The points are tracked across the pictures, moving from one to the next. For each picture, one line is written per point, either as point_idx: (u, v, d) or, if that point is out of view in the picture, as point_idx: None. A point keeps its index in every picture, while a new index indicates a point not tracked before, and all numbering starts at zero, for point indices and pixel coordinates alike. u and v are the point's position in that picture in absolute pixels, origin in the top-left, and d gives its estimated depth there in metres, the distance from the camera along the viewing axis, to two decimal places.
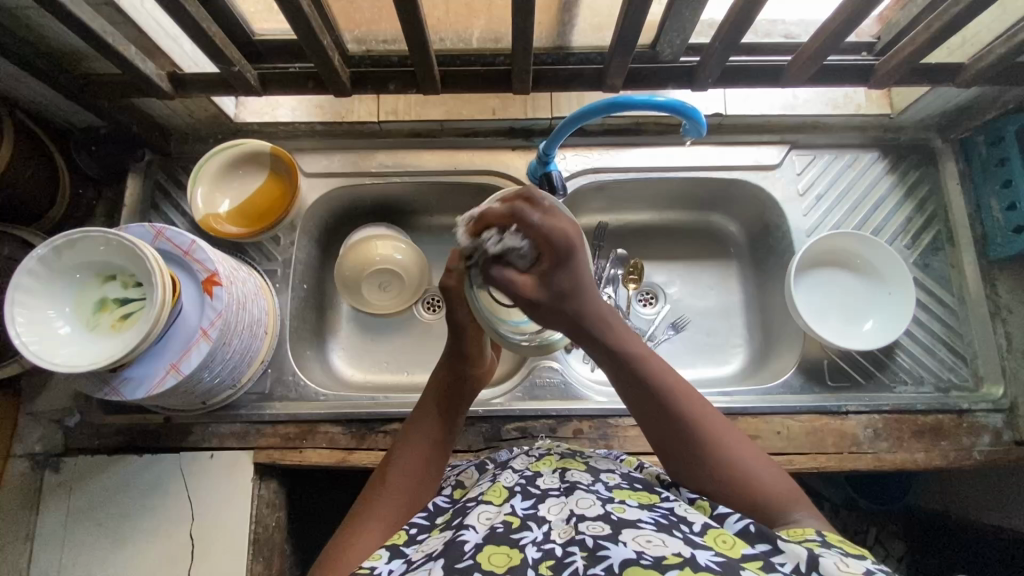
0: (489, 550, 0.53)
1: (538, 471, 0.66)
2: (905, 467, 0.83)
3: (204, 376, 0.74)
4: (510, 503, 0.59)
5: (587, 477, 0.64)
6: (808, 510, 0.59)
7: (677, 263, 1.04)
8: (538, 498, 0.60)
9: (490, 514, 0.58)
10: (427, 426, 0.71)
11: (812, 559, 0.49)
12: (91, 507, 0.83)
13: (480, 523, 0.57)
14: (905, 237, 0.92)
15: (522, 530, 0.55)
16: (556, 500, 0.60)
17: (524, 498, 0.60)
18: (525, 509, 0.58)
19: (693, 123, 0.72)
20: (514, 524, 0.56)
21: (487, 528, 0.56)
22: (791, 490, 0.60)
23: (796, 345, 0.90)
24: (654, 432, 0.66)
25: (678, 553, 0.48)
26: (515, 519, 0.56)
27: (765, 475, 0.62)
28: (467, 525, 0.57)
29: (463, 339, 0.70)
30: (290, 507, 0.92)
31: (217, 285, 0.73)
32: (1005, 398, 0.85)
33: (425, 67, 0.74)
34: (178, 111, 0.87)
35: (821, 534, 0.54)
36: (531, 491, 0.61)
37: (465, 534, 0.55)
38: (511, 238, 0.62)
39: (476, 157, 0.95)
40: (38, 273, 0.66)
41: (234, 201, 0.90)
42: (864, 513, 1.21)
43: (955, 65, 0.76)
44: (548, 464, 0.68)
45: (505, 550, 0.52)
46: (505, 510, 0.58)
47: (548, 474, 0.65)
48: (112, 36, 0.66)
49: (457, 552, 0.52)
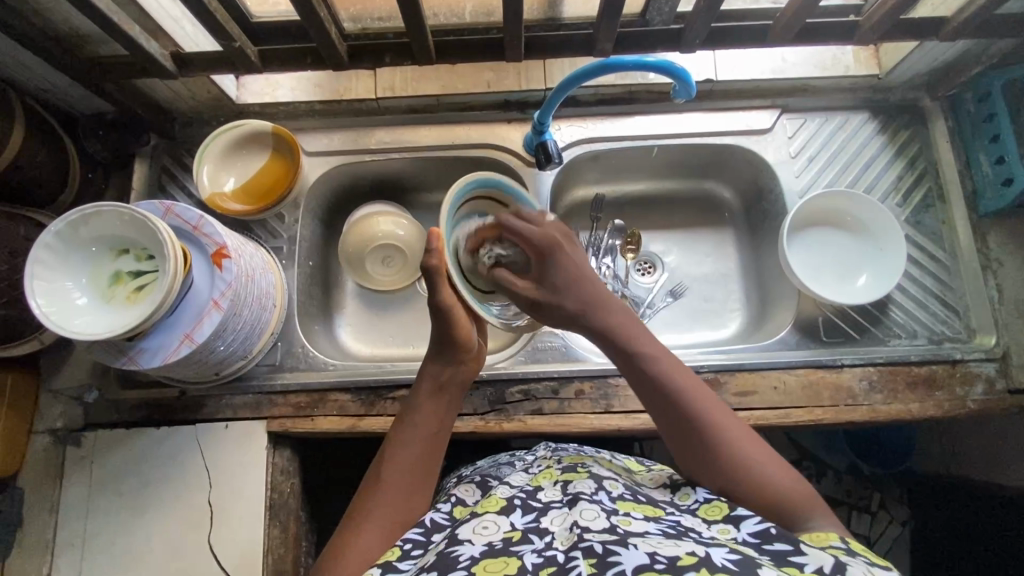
0: (487, 561, 0.52)
1: (539, 485, 0.66)
2: (901, 417, 0.84)
3: (218, 346, 0.77)
4: (509, 516, 0.59)
5: (591, 487, 0.61)
6: (828, 518, 0.58)
7: (674, 232, 1.06)
8: (539, 511, 0.60)
9: (487, 527, 0.58)
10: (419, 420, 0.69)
11: (837, 563, 0.48)
12: (110, 479, 0.86)
13: (478, 537, 0.56)
14: (897, 195, 0.94)
15: (523, 542, 0.55)
16: (558, 512, 0.59)
17: (524, 512, 0.60)
18: (526, 522, 0.58)
19: (682, 84, 0.74)
20: (514, 538, 0.56)
21: (485, 542, 0.55)
22: (805, 498, 0.59)
23: (792, 304, 0.93)
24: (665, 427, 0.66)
25: (692, 553, 0.49)
26: (515, 532, 0.56)
27: (779, 478, 0.60)
28: (464, 539, 0.56)
29: (445, 319, 0.71)
30: (303, 478, 0.94)
31: (225, 258, 0.75)
32: (998, 347, 0.86)
33: (420, 39, 0.76)
34: (182, 94, 0.90)
35: (845, 541, 0.54)
36: (532, 505, 0.61)
37: (461, 547, 0.54)
38: (500, 249, 0.77)
39: (473, 131, 0.97)
40: (55, 246, 0.68)
41: (238, 180, 0.93)
42: (867, 477, 1.22)
43: (939, 19, 0.78)
44: (549, 477, 0.68)
45: (503, 558, 0.52)
46: (504, 526, 0.58)
47: (549, 487, 0.65)
48: (117, 16, 0.68)
49: (451, 563, 0.52)
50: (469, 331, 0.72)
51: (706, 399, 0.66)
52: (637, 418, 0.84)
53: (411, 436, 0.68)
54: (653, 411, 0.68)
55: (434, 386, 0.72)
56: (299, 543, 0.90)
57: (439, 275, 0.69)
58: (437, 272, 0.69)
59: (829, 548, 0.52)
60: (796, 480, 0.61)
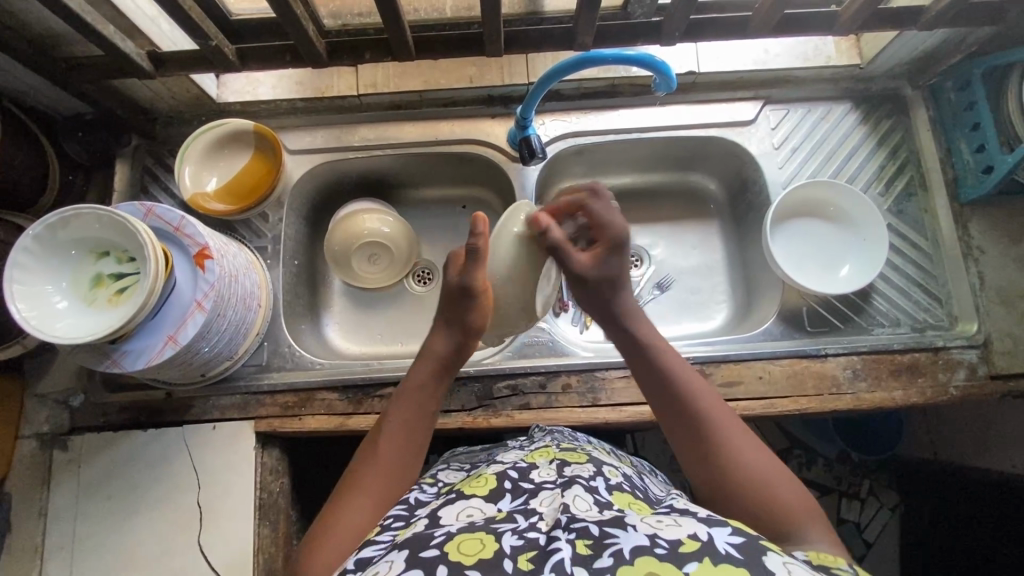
0: (462, 539, 0.51)
1: (534, 463, 0.67)
2: (884, 405, 0.85)
3: (203, 348, 0.77)
4: (497, 502, 0.58)
5: (588, 471, 0.63)
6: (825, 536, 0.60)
7: (660, 224, 1.06)
8: (529, 494, 0.59)
9: (474, 512, 0.57)
10: (420, 398, 0.74)
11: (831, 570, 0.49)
12: (99, 482, 0.86)
13: (463, 519, 0.56)
14: (879, 185, 0.95)
15: (506, 521, 0.54)
16: (549, 492, 0.59)
17: (514, 496, 0.59)
18: (514, 506, 0.57)
19: (663, 77, 0.74)
20: (497, 518, 0.55)
21: (466, 522, 0.55)
22: (809, 511, 0.61)
23: (776, 295, 0.93)
24: (683, 447, 0.68)
25: (693, 537, 0.49)
26: (500, 513, 0.56)
27: (783, 491, 0.63)
28: (447, 521, 0.56)
29: (467, 300, 0.75)
30: (293, 477, 0.95)
31: (208, 258, 0.75)
32: (980, 334, 0.87)
33: (399, 35, 0.76)
34: (162, 94, 0.89)
35: (850, 562, 0.55)
36: (523, 488, 0.61)
37: (441, 528, 0.54)
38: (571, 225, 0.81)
39: (456, 127, 0.96)
40: (33, 250, 0.68)
41: (221, 179, 0.92)
42: (857, 464, 1.23)
43: (918, 8, 0.78)
44: (545, 456, 0.69)
45: (479, 537, 0.51)
46: (490, 510, 0.57)
47: (544, 467, 0.66)
48: (91, 15, 0.67)
49: (424, 541, 0.51)
50: (479, 317, 0.76)
51: (729, 423, 0.68)
52: (624, 411, 0.85)
53: (405, 410, 0.73)
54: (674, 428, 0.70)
55: (435, 361, 0.76)
56: (289, 542, 0.90)
57: (481, 264, 0.74)
58: (479, 254, 0.74)
59: (836, 570, 0.53)
60: (800, 494, 0.63)
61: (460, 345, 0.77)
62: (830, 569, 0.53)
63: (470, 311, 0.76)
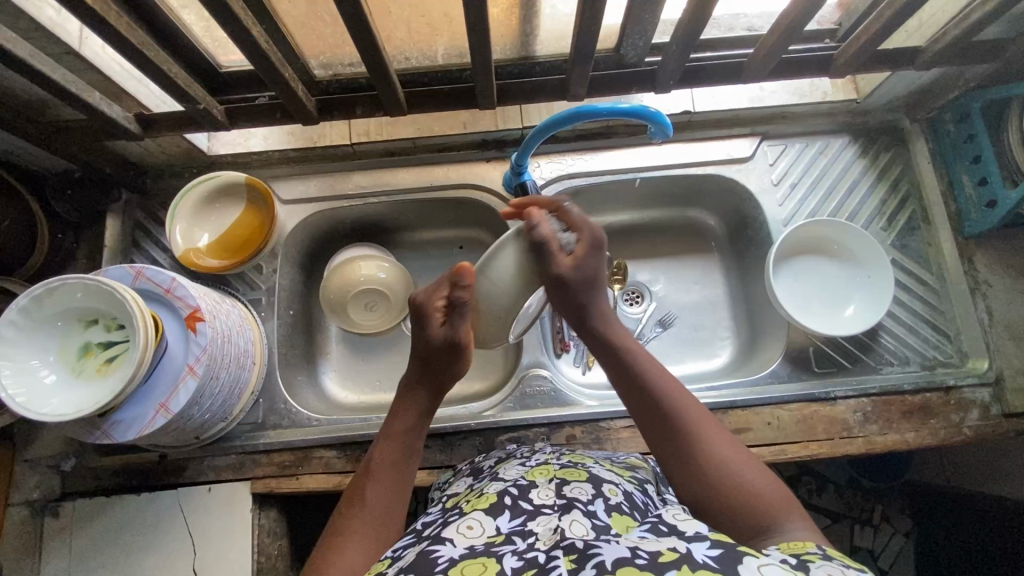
0: (464, 563, 0.45)
1: (534, 481, 0.57)
2: (896, 448, 0.84)
3: (195, 412, 0.74)
4: (496, 519, 0.51)
5: (588, 492, 0.54)
6: (803, 522, 0.52)
7: (661, 261, 1.05)
8: (528, 514, 0.52)
9: (472, 528, 0.50)
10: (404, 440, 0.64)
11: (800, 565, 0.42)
12: (90, 551, 0.83)
13: (459, 538, 0.49)
14: (881, 219, 0.93)
15: (505, 544, 0.47)
16: (548, 517, 0.51)
17: (513, 515, 0.52)
18: (512, 526, 0.50)
19: (659, 127, 0.73)
20: (496, 540, 0.48)
21: (466, 543, 0.48)
22: (785, 500, 0.54)
23: (781, 335, 0.91)
24: (652, 435, 0.61)
25: (674, 549, 0.43)
26: (497, 536, 0.49)
27: (761, 484, 0.55)
28: (444, 538, 0.49)
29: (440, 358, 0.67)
30: (290, 535, 0.93)
31: (199, 321, 0.72)
32: (991, 371, 0.86)
33: (390, 93, 0.75)
34: (153, 150, 0.88)
35: (825, 546, 0.47)
36: (521, 506, 0.53)
37: (439, 548, 0.48)
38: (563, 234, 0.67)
39: (452, 172, 0.95)
40: (18, 323, 0.66)
41: (212, 235, 0.91)
42: (868, 489, 1.16)
43: (913, 49, 0.78)
44: (545, 473, 0.59)
45: (481, 560, 0.45)
46: (489, 529, 0.50)
47: (544, 485, 0.56)
48: (75, 84, 0.66)
49: (427, 565, 0.45)
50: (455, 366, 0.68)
51: (699, 421, 0.60)
52: None
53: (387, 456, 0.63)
54: (639, 421, 0.63)
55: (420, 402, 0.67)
56: None
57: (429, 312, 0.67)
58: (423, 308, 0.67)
59: (806, 556, 0.45)
60: (776, 483, 0.55)
61: (440, 396, 0.69)
62: (800, 556, 0.45)
63: (453, 366, 0.68)
